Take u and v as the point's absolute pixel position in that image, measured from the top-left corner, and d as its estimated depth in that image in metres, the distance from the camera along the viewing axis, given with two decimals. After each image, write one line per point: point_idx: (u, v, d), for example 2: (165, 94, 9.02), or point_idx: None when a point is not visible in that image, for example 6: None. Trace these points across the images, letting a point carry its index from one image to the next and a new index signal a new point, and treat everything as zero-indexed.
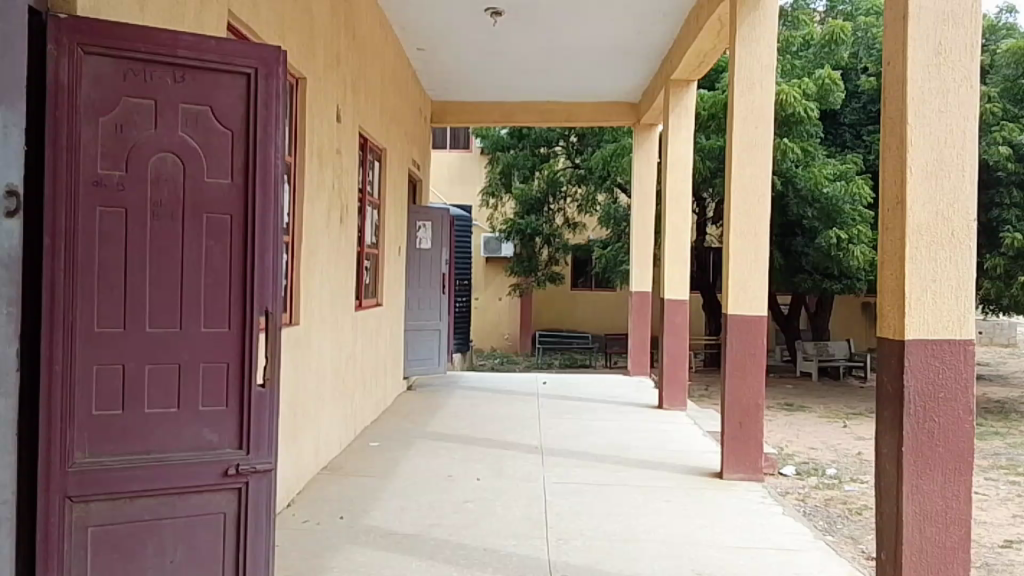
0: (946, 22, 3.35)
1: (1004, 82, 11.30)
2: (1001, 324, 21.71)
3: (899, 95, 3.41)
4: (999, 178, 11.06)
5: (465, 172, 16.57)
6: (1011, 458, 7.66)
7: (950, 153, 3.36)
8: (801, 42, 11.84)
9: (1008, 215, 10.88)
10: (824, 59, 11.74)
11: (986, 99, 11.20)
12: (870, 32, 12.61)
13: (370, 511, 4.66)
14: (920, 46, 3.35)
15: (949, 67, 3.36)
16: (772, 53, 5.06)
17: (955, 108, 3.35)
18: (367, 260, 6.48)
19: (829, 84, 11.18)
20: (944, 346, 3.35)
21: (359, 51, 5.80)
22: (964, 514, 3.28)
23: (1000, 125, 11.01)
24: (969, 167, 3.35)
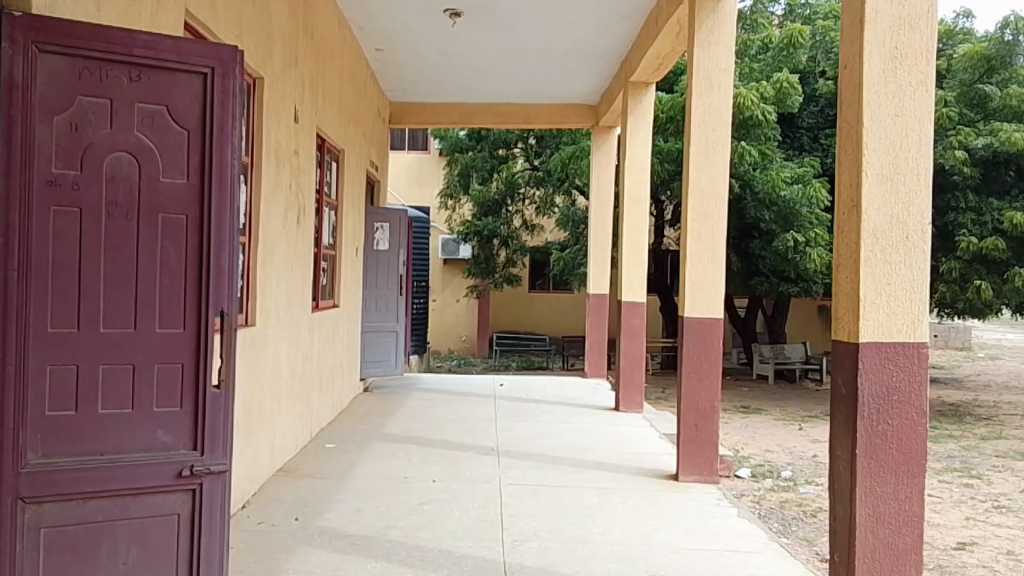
0: (903, 25, 3.34)
1: (961, 86, 11.44)
2: (956, 327, 21.78)
3: (855, 99, 3.41)
4: (955, 183, 10.94)
5: (424, 172, 16.56)
6: (964, 461, 7.71)
7: (904, 156, 3.36)
8: (759, 45, 11.86)
9: (963, 219, 10.79)
10: (783, 63, 11.87)
11: (943, 104, 11.26)
12: (828, 36, 12.59)
13: (325, 513, 4.62)
14: (874, 51, 3.34)
15: (904, 70, 3.35)
16: (712, 57, 5.09)
17: (910, 112, 3.35)
18: (324, 261, 6.46)
19: (786, 88, 11.13)
20: (899, 349, 3.35)
21: (317, 51, 5.77)
22: (916, 516, 3.29)
23: (956, 130, 10.97)
24: (925, 170, 3.36)
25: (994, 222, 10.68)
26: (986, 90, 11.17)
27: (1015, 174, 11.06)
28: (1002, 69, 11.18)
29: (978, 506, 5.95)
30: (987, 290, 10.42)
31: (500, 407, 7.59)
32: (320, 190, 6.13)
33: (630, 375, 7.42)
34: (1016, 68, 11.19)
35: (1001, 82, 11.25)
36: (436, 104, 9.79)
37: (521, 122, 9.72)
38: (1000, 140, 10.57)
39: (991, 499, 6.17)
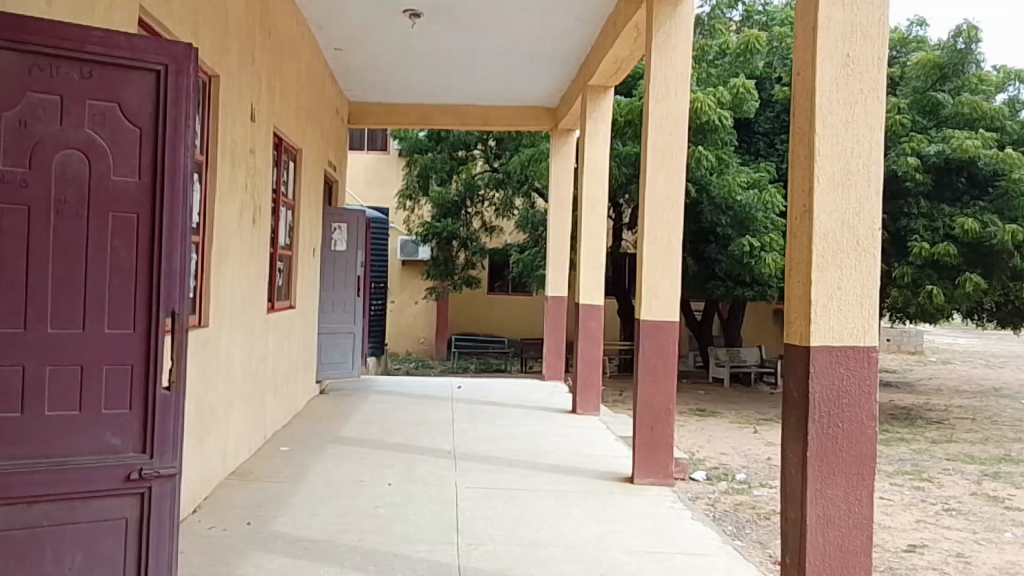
0: (855, 33, 3.36)
1: (914, 94, 11.64)
2: (909, 332, 21.98)
3: (807, 104, 3.42)
4: (908, 188, 11.10)
5: (383, 173, 16.53)
6: (916, 464, 7.82)
7: (856, 161, 3.37)
8: (717, 51, 12.08)
9: (916, 225, 10.92)
10: (740, 69, 12.07)
11: (896, 110, 11.43)
12: (784, 43, 12.69)
13: (277, 518, 4.53)
14: (828, 57, 3.36)
15: (855, 78, 3.37)
16: (658, 60, 5.13)
17: (862, 119, 3.36)
18: (280, 262, 6.40)
19: (743, 93, 11.31)
20: (849, 353, 3.36)
21: (273, 50, 5.72)
22: (866, 518, 3.29)
23: (909, 136, 11.15)
24: (875, 176, 3.37)
25: (945, 229, 10.79)
26: (939, 97, 11.35)
27: (967, 181, 11.24)
28: (954, 77, 11.40)
29: (929, 509, 6.02)
30: (938, 295, 10.49)
31: (455, 410, 7.56)
32: (275, 190, 6.08)
33: (587, 378, 7.43)
34: (967, 76, 11.41)
35: (954, 90, 11.47)
36: (396, 105, 9.75)
37: (480, 124, 9.75)
38: (951, 147, 10.74)
39: (941, 502, 6.25)
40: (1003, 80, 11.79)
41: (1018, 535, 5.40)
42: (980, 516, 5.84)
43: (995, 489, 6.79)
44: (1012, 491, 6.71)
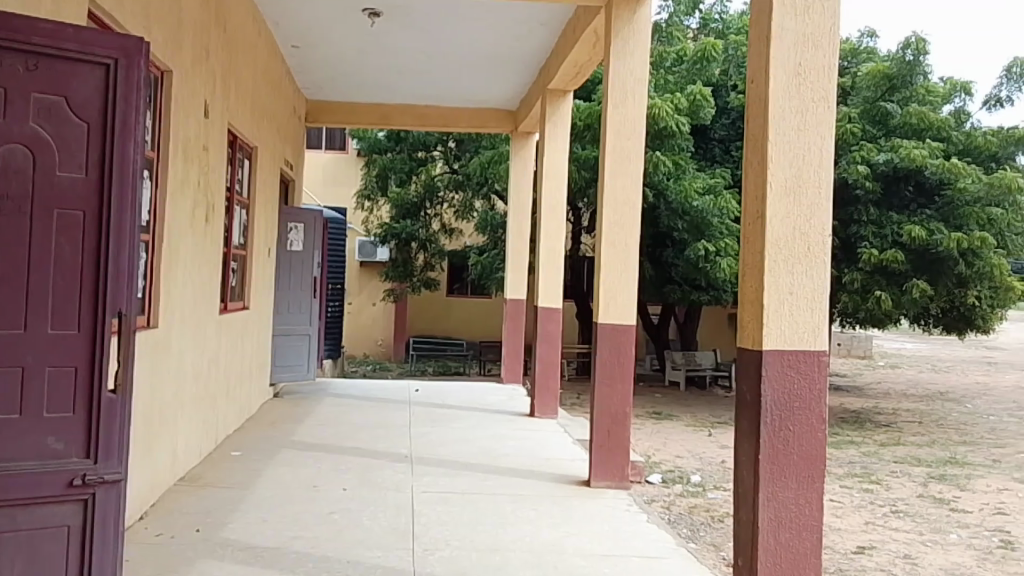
0: (805, 42, 3.42)
1: (865, 103, 11.90)
2: (858, 336, 22.45)
3: (761, 111, 3.47)
4: (858, 197, 11.38)
5: (340, 173, 16.36)
6: (864, 467, 7.99)
7: (808, 169, 3.43)
8: (674, 57, 12.27)
9: (865, 232, 11.20)
10: (696, 75, 12.25)
11: (847, 119, 11.71)
12: (740, 51, 12.89)
13: (228, 524, 4.43)
14: (780, 66, 3.42)
15: (807, 86, 3.43)
16: (616, 64, 5.18)
17: (813, 127, 3.43)
18: (233, 262, 6.26)
19: (700, 100, 11.42)
20: (800, 356, 3.40)
21: (228, 45, 5.60)
22: (816, 520, 3.34)
23: (859, 145, 11.42)
24: (825, 183, 3.43)
25: (894, 235, 11.05)
26: (888, 107, 11.63)
27: (914, 189, 11.54)
28: (903, 88, 11.72)
29: (877, 510, 6.16)
30: (886, 300, 10.76)
31: (412, 413, 7.50)
32: (230, 188, 5.96)
33: (545, 380, 7.43)
34: (915, 87, 11.74)
35: (902, 101, 11.78)
36: (355, 105, 9.66)
37: (439, 125, 9.72)
38: (899, 156, 11.00)
39: (888, 504, 6.39)
40: (950, 92, 12.09)
41: (962, 535, 5.56)
42: (926, 518, 5.99)
43: (941, 491, 6.97)
44: (956, 493, 6.90)
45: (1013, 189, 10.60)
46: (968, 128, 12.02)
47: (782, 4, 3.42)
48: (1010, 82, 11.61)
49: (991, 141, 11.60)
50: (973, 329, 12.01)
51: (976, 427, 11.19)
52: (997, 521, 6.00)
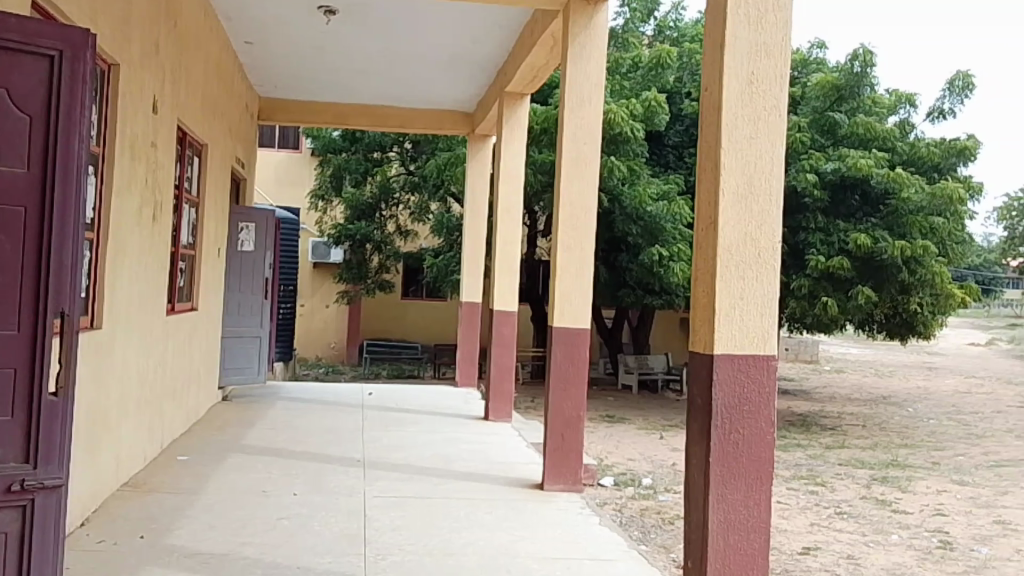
0: (758, 52, 3.48)
1: (814, 113, 12.21)
2: (805, 341, 22.96)
3: (715, 119, 3.52)
4: (806, 204, 11.66)
5: (294, 173, 16.14)
6: (810, 469, 8.18)
7: (758, 177, 3.49)
8: (630, 63, 12.49)
9: (812, 239, 11.50)
10: (651, 82, 12.40)
11: (796, 128, 11.98)
12: (694, 59, 13.03)
13: (174, 531, 4.33)
14: (733, 75, 3.47)
15: (758, 95, 3.49)
16: (572, 71, 5.20)
17: (763, 135, 3.49)
18: (181, 261, 6.12)
19: (654, 106, 11.57)
20: (750, 360, 3.46)
21: (178, 38, 5.47)
22: (763, 522, 3.40)
23: (808, 154, 11.67)
24: (776, 192, 3.49)
25: (840, 243, 11.36)
26: (837, 117, 11.93)
27: (860, 199, 11.87)
28: (850, 98, 12.00)
29: (822, 512, 6.31)
30: (833, 306, 11.04)
31: (365, 417, 7.43)
32: (178, 185, 5.82)
33: (500, 385, 7.41)
34: (862, 98, 12.03)
35: (850, 111, 12.08)
36: (308, 102, 9.53)
37: (396, 125, 9.64)
38: (847, 165, 11.28)
39: (833, 506, 6.56)
40: (895, 103, 12.42)
41: (903, 536, 5.72)
42: (869, 519, 6.16)
43: (883, 493, 7.17)
44: (897, 495, 7.10)
45: (955, 200, 11.13)
46: (912, 139, 12.40)
47: (737, 14, 3.47)
48: (952, 95, 11.99)
49: (933, 152, 11.97)
50: (915, 335, 12.21)
51: (917, 430, 11.54)
52: (936, 521, 6.20)
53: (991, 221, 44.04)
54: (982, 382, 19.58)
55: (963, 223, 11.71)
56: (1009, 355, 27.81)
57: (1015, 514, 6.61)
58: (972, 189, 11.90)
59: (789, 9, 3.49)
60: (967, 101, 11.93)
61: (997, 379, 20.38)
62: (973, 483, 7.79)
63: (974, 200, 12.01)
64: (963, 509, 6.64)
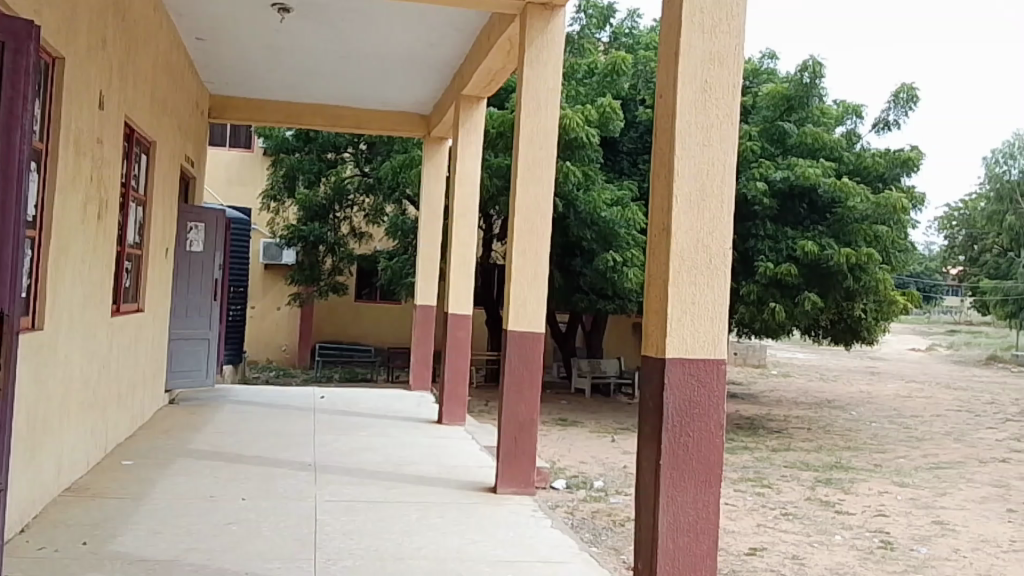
0: (712, 61, 3.53)
1: (765, 122, 12.40)
2: (753, 346, 23.40)
3: (669, 126, 3.57)
4: (755, 212, 11.91)
5: (245, 172, 15.88)
6: (757, 472, 8.36)
7: (711, 184, 3.54)
8: (585, 69, 12.70)
9: (762, 246, 11.69)
10: (606, 88, 12.55)
11: (747, 137, 12.22)
12: (648, 67, 13.19)
13: (118, 536, 4.23)
14: (687, 83, 3.52)
15: (712, 103, 3.54)
16: (528, 77, 5.22)
17: (716, 143, 3.54)
18: (127, 261, 5.97)
19: (609, 112, 11.64)
20: (700, 364, 3.51)
21: (127, 31, 5.34)
22: (711, 524, 3.46)
23: (758, 162, 11.88)
24: (727, 199, 3.55)
25: (788, 249, 11.56)
26: (786, 127, 12.19)
27: (808, 207, 12.14)
28: (799, 109, 12.22)
29: (769, 514, 6.45)
30: (780, 312, 11.30)
31: (317, 421, 7.35)
32: (125, 183, 5.68)
33: (455, 388, 7.41)
34: (810, 108, 12.32)
35: (799, 121, 12.35)
36: (258, 99, 9.37)
37: (351, 126, 9.56)
38: (795, 174, 11.56)
39: (778, 507, 6.72)
40: (843, 114, 12.76)
41: (846, 537, 5.88)
42: (814, 520, 6.32)
43: (827, 494, 7.37)
44: (840, 496, 7.30)
45: (899, 210, 11.27)
46: (858, 149, 12.70)
47: (691, 23, 3.52)
48: (897, 107, 12.34)
49: (878, 161, 12.31)
50: (860, 340, 12.52)
51: (860, 433, 11.86)
52: (877, 522, 6.40)
53: (933, 229, 45.55)
54: (921, 386, 20.26)
55: (907, 232, 12.07)
56: (947, 359, 28.84)
57: (951, 514, 6.86)
58: (914, 199, 12.26)
59: (742, 19, 3.55)
60: (911, 112, 12.29)
61: (936, 383, 21.12)
62: (913, 485, 8.05)
63: (916, 210, 12.37)
64: (903, 510, 6.86)
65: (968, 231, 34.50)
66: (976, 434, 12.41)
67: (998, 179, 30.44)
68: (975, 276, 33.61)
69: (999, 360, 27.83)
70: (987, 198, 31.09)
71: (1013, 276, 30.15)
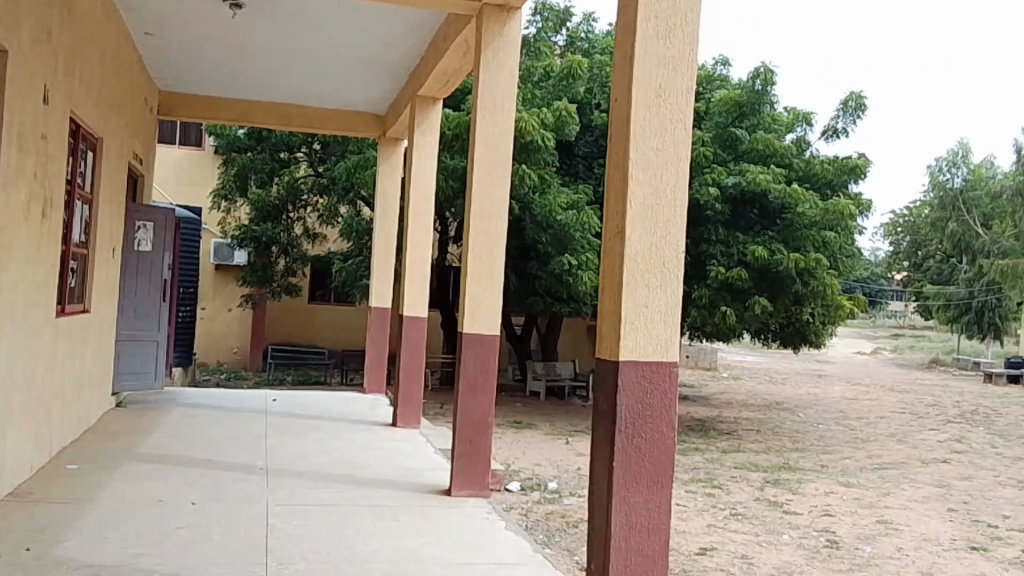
0: (666, 66, 3.56)
1: (717, 128, 12.66)
2: (705, 349, 23.77)
3: (623, 131, 3.60)
4: (708, 217, 12.04)
5: (197, 170, 15.62)
6: (707, 473, 8.50)
7: (664, 190, 3.57)
8: (541, 73, 12.71)
9: (714, 250, 11.84)
10: (561, 92, 12.60)
11: (700, 142, 12.37)
12: (603, 71, 13.26)
13: (62, 543, 4.12)
14: (642, 88, 3.54)
15: (666, 109, 3.56)
16: (485, 79, 5.22)
17: (671, 149, 3.57)
18: (73, 261, 5.83)
19: (565, 116, 11.65)
20: (652, 366, 3.54)
21: (73, 24, 5.19)
22: (663, 524, 3.50)
23: (711, 168, 12.00)
24: (680, 204, 3.58)
25: (739, 254, 11.77)
26: (738, 133, 12.41)
27: (758, 212, 12.31)
28: (751, 115, 12.55)
29: (719, 514, 6.57)
30: (731, 316, 11.49)
31: (269, 424, 7.27)
32: (71, 180, 5.54)
33: (409, 390, 7.38)
34: (762, 115, 12.58)
35: (750, 127, 12.60)
36: (209, 97, 9.20)
37: (304, 125, 9.44)
38: (746, 179, 11.69)
39: (728, 507, 6.85)
40: (793, 121, 12.94)
41: (793, 536, 6.03)
42: (762, 520, 6.45)
43: (775, 494, 7.53)
44: (788, 496, 7.47)
45: (846, 216, 11.58)
46: (808, 156, 12.95)
47: (645, 30, 3.54)
48: (846, 115, 12.59)
49: (827, 169, 12.52)
50: (807, 343, 12.96)
51: (807, 435, 12.13)
52: (824, 521, 6.55)
53: (878, 235, 46.84)
54: (866, 389, 20.79)
55: (853, 239, 12.37)
56: (890, 363, 29.68)
57: (894, 513, 7.07)
58: (862, 206, 12.53)
59: (697, 25, 3.58)
60: (859, 121, 12.55)
61: (880, 385, 21.72)
62: (857, 485, 8.27)
63: (864, 216, 12.64)
64: (848, 510, 7.05)
65: (913, 237, 35.59)
66: (919, 435, 12.79)
67: (943, 187, 31.47)
68: (919, 281, 34.64)
69: (940, 362, 28.73)
70: (931, 205, 32.16)
71: (955, 281, 31.17)
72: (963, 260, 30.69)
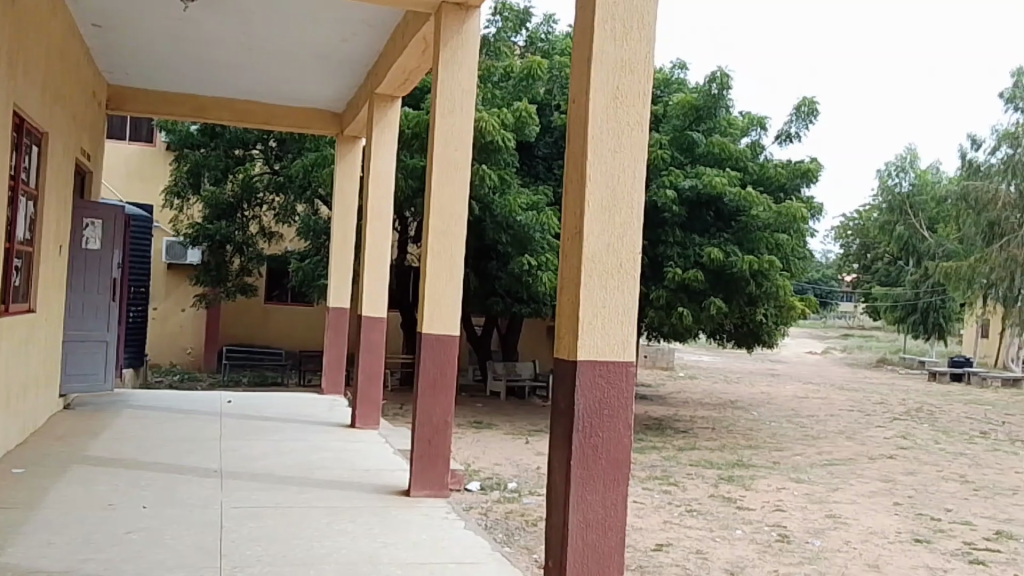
0: (623, 68, 3.58)
1: (675, 131, 12.81)
2: (662, 349, 24.08)
3: (580, 131, 3.62)
4: (665, 219, 12.14)
5: (147, 166, 15.24)
6: (664, 471, 8.63)
7: (620, 192, 3.59)
8: (501, 73, 12.69)
9: (671, 251, 11.99)
10: (521, 92, 12.61)
11: (658, 145, 12.47)
12: (563, 72, 13.29)
13: (6, 548, 3.99)
14: (600, 89, 3.57)
15: (623, 109, 3.59)
16: (445, 75, 5.19)
17: (627, 150, 3.60)
18: (17, 258, 5.64)
19: (525, 117, 11.66)
20: (609, 366, 3.57)
21: (16, 13, 5.02)
22: (620, 521, 3.54)
23: (668, 170, 12.09)
24: (637, 205, 3.60)
25: (695, 256, 11.95)
26: (695, 136, 12.58)
27: (714, 215, 12.49)
28: (708, 118, 12.72)
29: (675, 511, 6.68)
30: (688, 317, 11.66)
31: (224, 426, 7.15)
32: (14, 175, 5.36)
33: (368, 393, 7.34)
34: (718, 118, 12.81)
35: (707, 130, 12.81)
36: (160, 92, 8.96)
37: (259, 121, 9.27)
38: (703, 182, 11.85)
39: (684, 504, 6.97)
40: (748, 126, 13.17)
41: (746, 531, 6.16)
42: (716, 516, 6.58)
43: (729, 491, 7.69)
44: (742, 492, 7.63)
45: (798, 219, 11.89)
46: (762, 160, 13.16)
47: (602, 32, 3.56)
48: (798, 119, 12.85)
49: (781, 172, 12.74)
50: (761, 343, 13.25)
51: (761, 433, 12.38)
52: (775, 517, 6.71)
53: (830, 237, 48.01)
54: (817, 388, 21.29)
55: (805, 240, 12.64)
56: (841, 362, 30.41)
57: (843, 508, 7.28)
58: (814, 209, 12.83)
59: (653, 28, 3.61)
60: (811, 125, 12.81)
61: (830, 384, 22.30)
62: (808, 481, 8.48)
63: (815, 219, 12.93)
64: (799, 505, 7.22)
65: (862, 240, 36.56)
66: (868, 432, 13.16)
67: (890, 190, 32.41)
68: (868, 281, 35.62)
69: (888, 362, 29.57)
70: (880, 209, 33.07)
71: (902, 281, 32.11)
72: (910, 261, 31.67)
